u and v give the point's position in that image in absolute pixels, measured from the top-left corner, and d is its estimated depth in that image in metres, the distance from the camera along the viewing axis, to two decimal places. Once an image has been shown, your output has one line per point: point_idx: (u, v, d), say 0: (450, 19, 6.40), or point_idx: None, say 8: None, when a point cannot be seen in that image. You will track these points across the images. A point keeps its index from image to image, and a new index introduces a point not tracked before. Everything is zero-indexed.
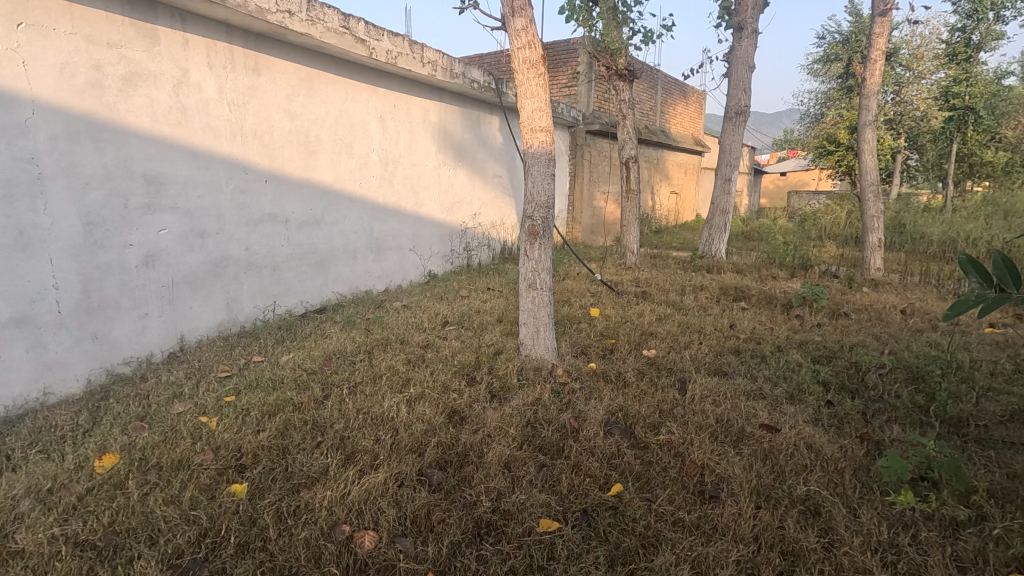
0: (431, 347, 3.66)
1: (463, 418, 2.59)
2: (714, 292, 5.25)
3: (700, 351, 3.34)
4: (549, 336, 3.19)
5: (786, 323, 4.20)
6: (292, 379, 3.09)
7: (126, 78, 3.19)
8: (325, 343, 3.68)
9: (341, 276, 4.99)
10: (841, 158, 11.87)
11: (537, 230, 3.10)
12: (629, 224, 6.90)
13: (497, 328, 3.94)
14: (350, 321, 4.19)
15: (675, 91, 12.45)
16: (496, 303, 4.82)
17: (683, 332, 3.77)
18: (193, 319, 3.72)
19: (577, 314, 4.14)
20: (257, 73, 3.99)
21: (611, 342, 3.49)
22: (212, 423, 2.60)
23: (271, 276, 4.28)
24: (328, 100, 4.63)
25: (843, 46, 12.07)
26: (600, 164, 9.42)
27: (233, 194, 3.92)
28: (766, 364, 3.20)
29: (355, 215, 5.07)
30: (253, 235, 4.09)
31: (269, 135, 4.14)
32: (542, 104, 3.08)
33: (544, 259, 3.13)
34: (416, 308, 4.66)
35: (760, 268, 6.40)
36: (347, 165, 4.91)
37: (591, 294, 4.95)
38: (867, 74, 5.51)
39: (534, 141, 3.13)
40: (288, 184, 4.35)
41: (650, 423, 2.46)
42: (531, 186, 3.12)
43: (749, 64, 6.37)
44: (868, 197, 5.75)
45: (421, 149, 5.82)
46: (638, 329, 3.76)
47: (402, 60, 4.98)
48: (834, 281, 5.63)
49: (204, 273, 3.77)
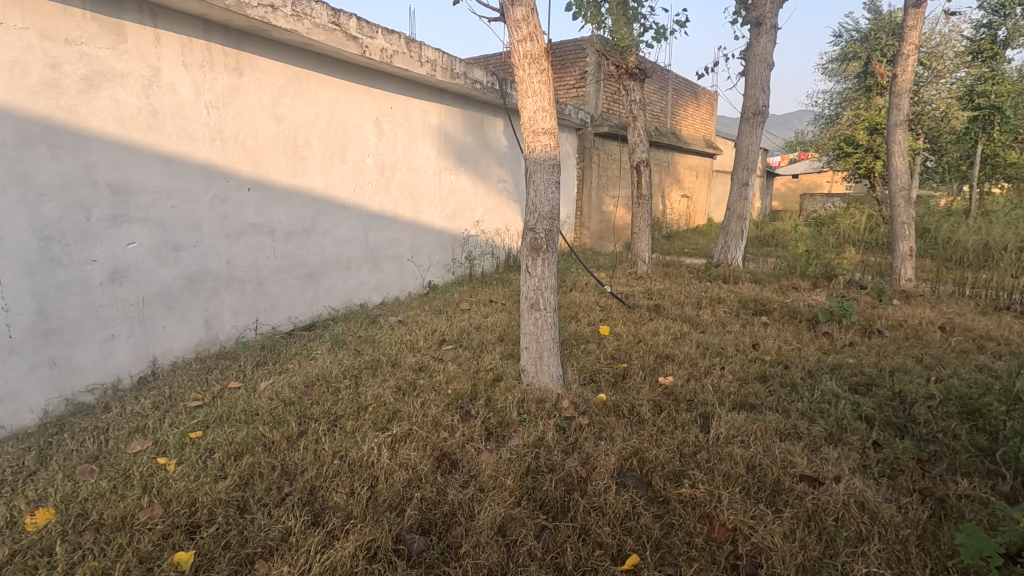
0: (425, 372, 3.33)
1: (454, 463, 2.27)
2: (732, 305, 4.89)
3: (723, 378, 3.00)
4: (553, 363, 2.85)
5: (815, 342, 3.84)
6: (268, 410, 2.77)
7: (87, 78, 2.90)
8: (309, 367, 3.37)
9: (334, 289, 4.69)
10: (859, 160, 11.41)
11: (540, 244, 2.77)
12: (641, 231, 6.53)
13: (497, 348, 3.61)
14: (339, 340, 3.88)
15: (686, 92, 12.09)
16: (498, 318, 4.49)
17: (703, 354, 3.42)
18: (167, 340, 3.42)
19: (585, 332, 3.81)
20: (239, 73, 3.70)
21: (623, 367, 3.15)
22: (170, 467, 2.29)
23: (256, 291, 3.99)
24: (318, 101, 4.34)
25: (862, 44, 11.63)
26: (610, 167, 9.07)
27: (212, 204, 3.62)
28: (797, 395, 2.85)
29: (349, 224, 4.77)
30: (235, 247, 3.80)
31: (253, 139, 3.85)
32: (545, 104, 2.76)
33: (548, 276, 2.80)
34: (411, 324, 4.34)
35: (780, 278, 6.02)
36: (340, 172, 4.61)
37: (600, 308, 4.61)
38: (897, 70, 5.11)
39: (536, 145, 2.79)
40: (274, 192, 4.06)
41: (670, 472, 2.13)
42: (533, 195, 2.79)
43: (768, 62, 6.01)
44: (899, 202, 5.35)
45: (420, 153, 5.52)
46: (653, 351, 3.41)
47: (398, 59, 4.68)
48: (861, 293, 5.24)
49: (179, 290, 3.47)
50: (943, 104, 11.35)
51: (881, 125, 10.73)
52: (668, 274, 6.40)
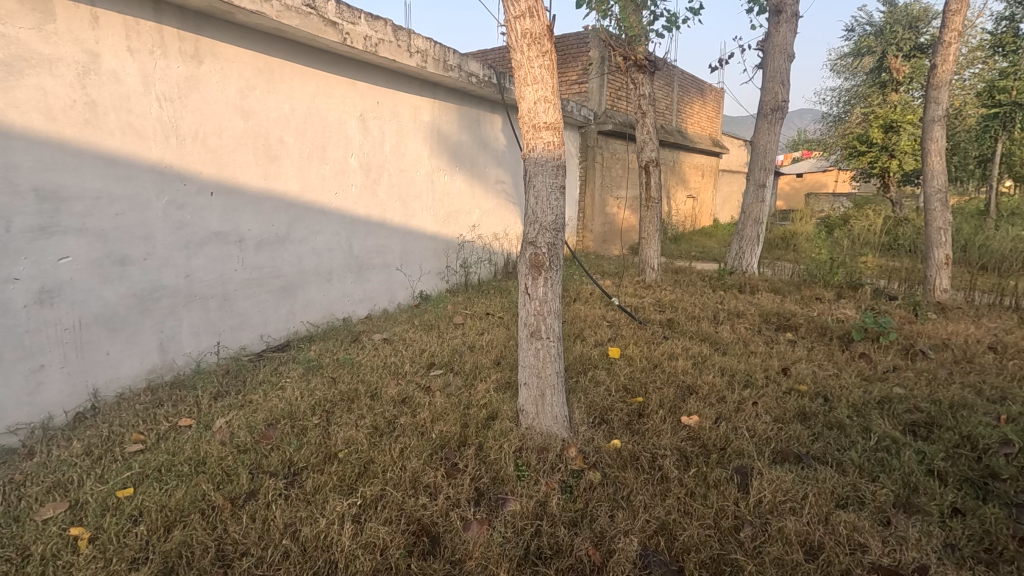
0: (408, 406, 2.88)
1: (434, 541, 1.84)
2: (754, 321, 4.42)
3: (757, 417, 2.55)
4: (557, 403, 2.40)
5: (853, 368, 3.38)
6: (218, 459, 2.32)
7: (5, 63, 2.44)
8: (274, 400, 2.91)
9: (313, 302, 4.24)
10: (874, 159, 10.77)
11: (541, 261, 2.32)
12: (650, 236, 6.06)
13: (492, 376, 3.15)
14: (314, 364, 3.43)
15: (692, 89, 11.61)
16: (495, 335, 4.02)
17: (729, 385, 2.96)
18: (112, 368, 2.97)
19: (593, 356, 3.34)
20: (199, 61, 3.25)
21: (639, 403, 2.69)
22: (81, 544, 1.84)
23: (221, 308, 3.54)
24: (293, 95, 3.88)
25: (877, 38, 11.10)
26: (614, 167, 8.60)
27: (167, 211, 3.17)
28: (848, 440, 2.39)
29: (330, 231, 4.32)
30: (195, 259, 3.34)
31: (216, 137, 3.40)
32: (548, 93, 2.31)
33: (551, 298, 2.35)
34: (398, 344, 3.88)
35: (800, 288, 5.56)
36: (320, 173, 4.16)
37: (608, 325, 4.14)
38: (937, 60, 4.64)
39: (537, 142, 2.34)
40: (243, 197, 3.60)
41: (705, 558, 1.69)
42: (533, 203, 2.34)
43: (788, 53, 5.56)
44: (934, 206, 4.89)
45: (411, 153, 5.06)
46: (672, 380, 2.96)
47: (384, 48, 4.23)
48: (893, 304, 4.78)
49: (127, 310, 3.01)
50: (958, 100, 11.05)
51: (898, 122, 10.25)
52: (679, 282, 5.95)
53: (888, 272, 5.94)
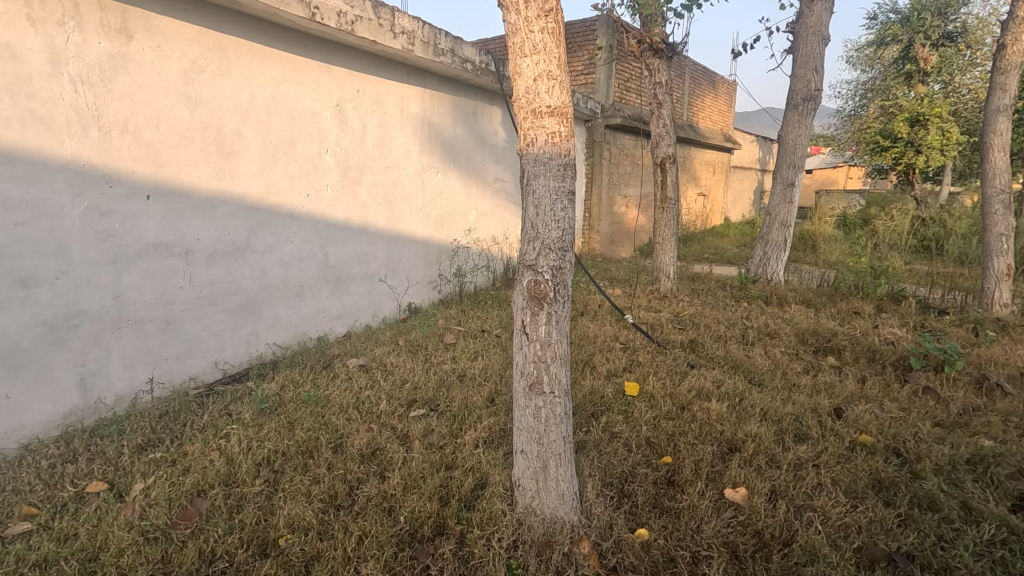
0: (377, 464, 2.31)
1: None
2: (789, 341, 3.83)
3: (824, 494, 1.97)
4: (565, 477, 1.83)
5: (922, 408, 2.78)
6: (114, 556, 1.76)
7: None
8: (213, 455, 2.35)
9: (281, 321, 3.67)
10: (898, 155, 9.98)
11: (544, 293, 1.74)
12: (665, 240, 5.45)
13: (484, 422, 2.58)
14: (273, 403, 2.87)
15: (704, 81, 10.97)
16: (490, 361, 3.43)
17: (778, 439, 2.38)
18: (14, 415, 2.41)
19: (606, 394, 2.76)
20: (127, 36, 2.68)
21: (668, 467, 2.12)
22: None
23: (163, 334, 2.97)
24: (253, 80, 3.31)
25: (903, 26, 10.30)
26: (623, 164, 7.98)
27: (87, 219, 2.60)
28: (951, 528, 1.81)
29: (302, 239, 3.74)
30: (128, 277, 2.78)
31: (152, 129, 2.82)
32: (554, 69, 1.73)
33: (556, 340, 1.78)
34: (376, 372, 3.30)
35: (834, 299, 4.96)
36: (287, 173, 3.58)
37: (621, 348, 3.57)
38: (1005, 40, 4.03)
39: (539, 132, 1.76)
40: (190, 201, 3.03)
41: None
42: (532, 217, 1.77)
43: (822, 36, 4.97)
44: (994, 209, 4.27)
45: (397, 148, 4.48)
46: (706, 429, 2.38)
47: (362, 26, 3.64)
48: (947, 322, 4.17)
49: (33, 343, 2.46)
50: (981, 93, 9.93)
51: (924, 114, 9.47)
52: (697, 292, 5.35)
53: (929, 281, 5.34)
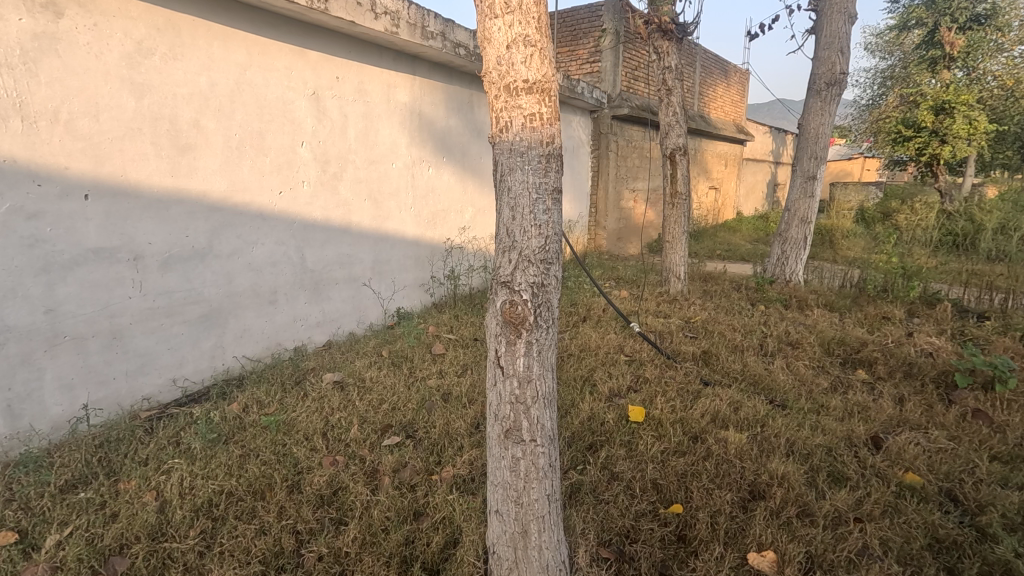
0: (337, 510, 1.98)
1: None
2: (813, 352, 3.43)
3: (871, 563, 1.60)
4: (551, 543, 1.49)
5: (976, 437, 2.39)
6: None
7: None
8: (146, 497, 2.02)
9: (251, 331, 3.34)
10: (921, 145, 9.46)
11: (521, 319, 1.38)
12: (675, 238, 5.05)
13: (465, 455, 2.23)
14: (229, 428, 2.53)
15: (716, 70, 10.51)
16: (479, 377, 3.07)
17: (810, 480, 2.01)
18: None
19: (608, 420, 2.40)
20: (56, 13, 2.35)
21: (678, 521, 1.77)
22: None
23: (108, 351, 2.65)
24: (213, 65, 2.96)
25: (929, 8, 9.54)
26: (630, 157, 7.58)
27: (10, 221, 2.28)
28: None
29: (274, 241, 3.40)
30: (63, 287, 2.46)
31: (90, 120, 2.49)
32: (535, 38, 1.36)
33: (539, 377, 1.42)
34: (351, 390, 2.96)
35: (859, 303, 4.54)
36: (256, 168, 3.24)
37: (626, 362, 3.20)
38: None
39: (514, 114, 1.39)
40: (139, 201, 2.70)
41: None
42: (507, 224, 1.41)
43: (849, 14, 4.54)
44: None
45: (383, 141, 4.12)
46: (724, 469, 2.01)
47: (337, 5, 3.28)
48: (991, 330, 3.74)
49: None
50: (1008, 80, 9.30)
51: (952, 104, 8.85)
52: (709, 294, 4.95)
53: (962, 280, 4.90)
